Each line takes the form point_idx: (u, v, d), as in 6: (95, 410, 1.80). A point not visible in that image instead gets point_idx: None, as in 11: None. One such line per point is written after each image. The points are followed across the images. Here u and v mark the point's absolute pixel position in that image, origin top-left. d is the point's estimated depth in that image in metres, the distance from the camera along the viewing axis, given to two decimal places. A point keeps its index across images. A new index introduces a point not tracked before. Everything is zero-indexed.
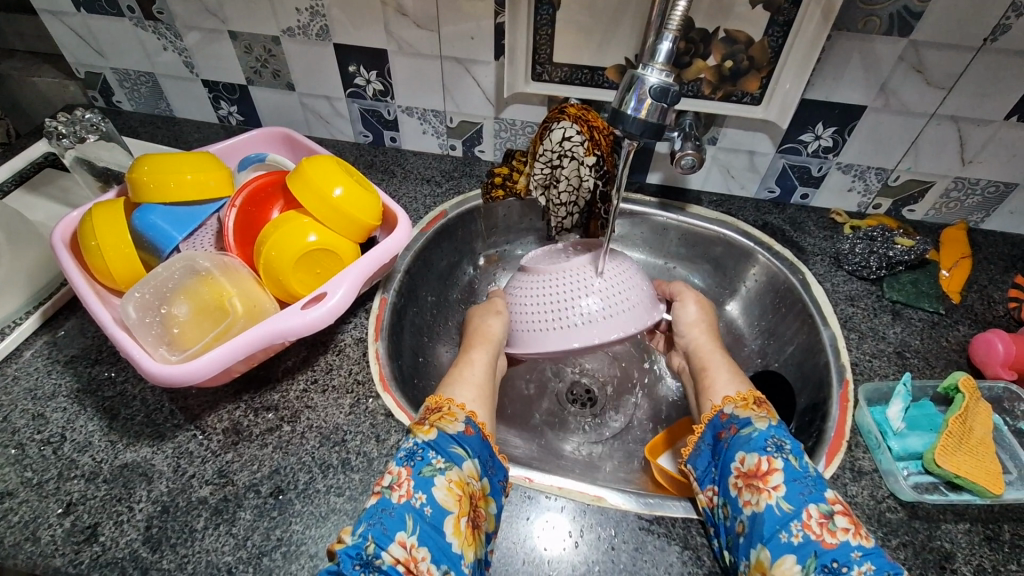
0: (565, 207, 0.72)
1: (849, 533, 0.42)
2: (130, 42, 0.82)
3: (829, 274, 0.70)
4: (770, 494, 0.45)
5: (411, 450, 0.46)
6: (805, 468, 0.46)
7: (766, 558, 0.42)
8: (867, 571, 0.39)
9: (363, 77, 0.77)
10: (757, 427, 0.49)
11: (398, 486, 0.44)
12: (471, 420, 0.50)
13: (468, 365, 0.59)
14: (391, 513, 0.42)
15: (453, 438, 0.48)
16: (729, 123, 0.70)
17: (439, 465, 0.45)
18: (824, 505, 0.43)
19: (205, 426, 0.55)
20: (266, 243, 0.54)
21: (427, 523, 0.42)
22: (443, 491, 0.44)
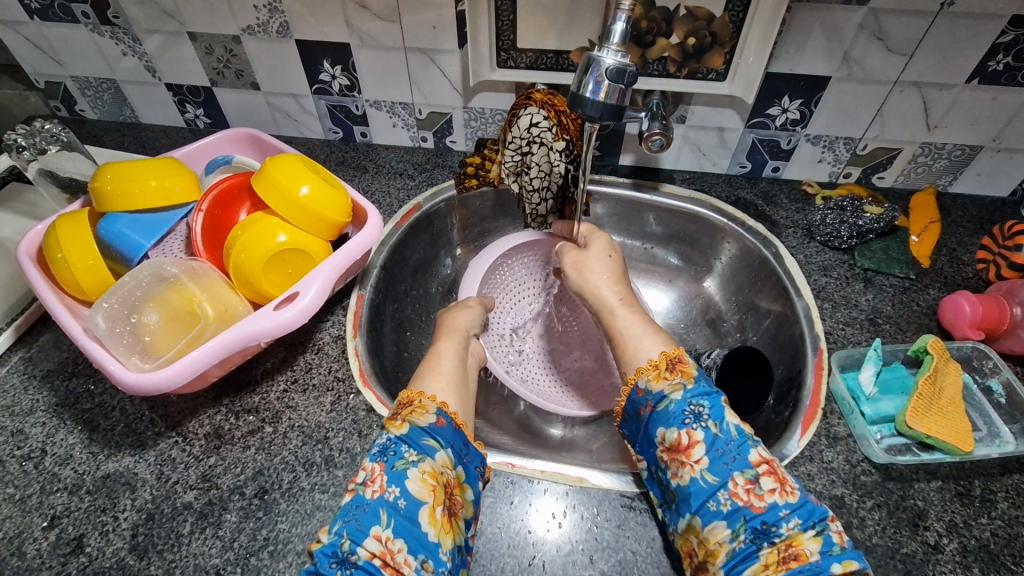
0: (538, 193, 0.72)
1: (776, 493, 0.42)
2: (87, 49, 0.81)
3: (801, 246, 0.70)
4: (693, 467, 0.45)
5: (384, 446, 0.46)
6: (726, 433, 0.45)
7: (698, 524, 0.44)
8: (795, 527, 0.41)
9: (328, 72, 0.76)
10: (672, 398, 0.48)
11: (372, 482, 0.44)
12: (442, 410, 0.49)
13: (435, 357, 0.57)
14: (365, 509, 0.42)
15: (425, 430, 0.47)
16: (696, 101, 0.70)
17: (412, 458, 0.45)
18: (749, 469, 0.44)
19: (187, 432, 0.55)
20: (234, 246, 0.54)
21: (401, 515, 0.42)
22: (417, 483, 0.43)
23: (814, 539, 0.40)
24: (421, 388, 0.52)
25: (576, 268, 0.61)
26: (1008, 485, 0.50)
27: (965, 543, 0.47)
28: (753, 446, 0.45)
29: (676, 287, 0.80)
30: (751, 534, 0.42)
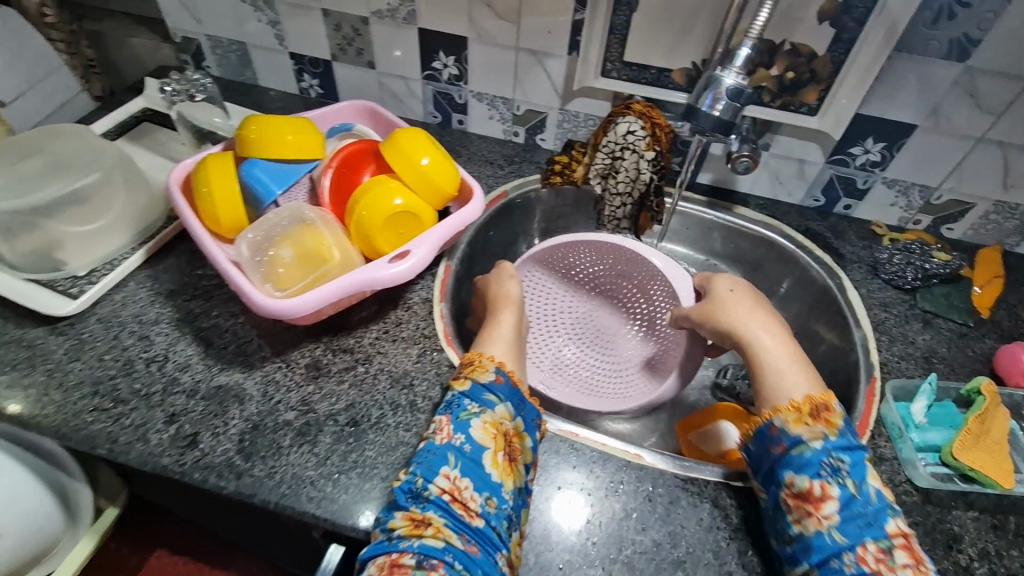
0: (620, 197, 0.78)
1: (909, 569, 0.44)
2: (228, 13, 0.89)
3: (865, 280, 0.74)
4: (821, 521, 0.47)
5: (450, 401, 0.54)
6: (866, 499, 0.47)
7: None
8: None
9: (442, 61, 0.83)
10: (811, 446, 0.50)
11: (440, 431, 0.51)
12: (501, 369, 0.56)
13: (495, 325, 0.63)
14: (435, 453, 0.50)
15: (485, 386, 0.54)
16: (784, 131, 0.74)
17: (474, 410, 0.52)
18: (883, 539, 0.46)
19: (290, 360, 0.62)
20: (358, 203, 0.61)
21: (467, 458, 0.49)
22: (480, 430, 0.51)
23: None
24: (482, 350, 0.60)
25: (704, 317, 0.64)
26: None
27: (995, 570, 0.50)
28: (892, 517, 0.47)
29: None
30: None
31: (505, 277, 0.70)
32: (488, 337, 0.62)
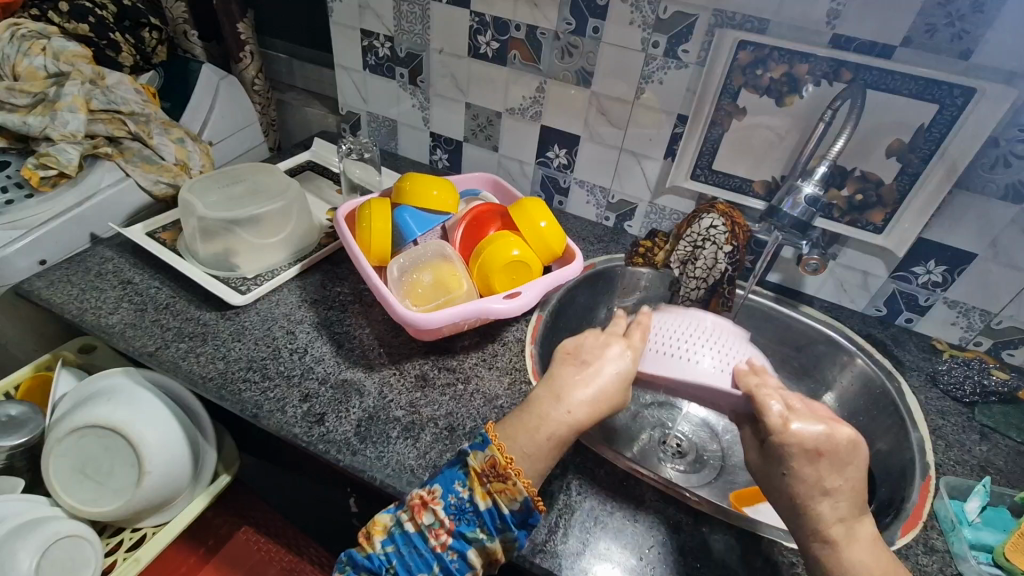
0: (696, 280, 0.87)
1: None
2: (390, 96, 1.12)
3: (923, 388, 0.79)
4: None
5: (461, 509, 0.52)
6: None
7: None
8: None
9: (556, 152, 1.01)
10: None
11: (435, 534, 0.52)
12: (530, 500, 0.52)
13: (540, 425, 0.54)
14: (421, 555, 0.52)
15: (501, 514, 0.52)
16: (851, 245, 0.84)
17: (481, 535, 0.52)
18: None
19: (403, 369, 0.73)
20: (484, 248, 0.75)
21: (448, 572, 0.52)
22: (475, 556, 0.52)
23: None
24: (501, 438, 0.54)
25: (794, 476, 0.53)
26: None
27: None
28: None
29: None
30: None
31: (571, 369, 0.57)
32: (520, 426, 0.55)
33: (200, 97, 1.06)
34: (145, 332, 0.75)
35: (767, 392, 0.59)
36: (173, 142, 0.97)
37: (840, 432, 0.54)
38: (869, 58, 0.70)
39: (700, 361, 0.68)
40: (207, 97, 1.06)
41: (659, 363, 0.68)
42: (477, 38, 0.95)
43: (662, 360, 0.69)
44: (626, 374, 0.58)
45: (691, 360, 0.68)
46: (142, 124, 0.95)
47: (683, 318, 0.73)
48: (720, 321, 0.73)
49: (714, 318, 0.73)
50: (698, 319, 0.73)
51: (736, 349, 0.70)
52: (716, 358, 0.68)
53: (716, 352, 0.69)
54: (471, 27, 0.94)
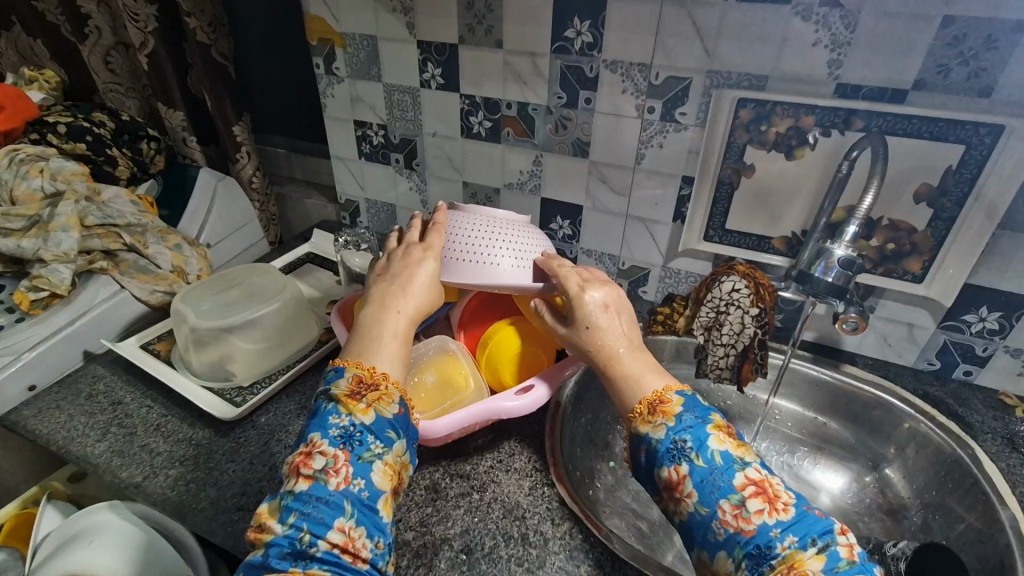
0: (724, 347, 0.81)
1: (764, 513, 0.44)
2: (386, 181, 1.10)
3: (1001, 453, 0.69)
4: (693, 504, 0.47)
5: (351, 432, 0.51)
6: (709, 463, 0.47)
7: (708, 556, 0.46)
8: (789, 545, 0.42)
9: (559, 224, 0.97)
10: (657, 438, 0.50)
11: (335, 472, 0.48)
12: (401, 401, 0.56)
13: (386, 340, 0.59)
14: (327, 500, 0.47)
15: (388, 421, 0.53)
16: (888, 296, 0.77)
17: (377, 450, 0.51)
18: (734, 495, 0.45)
19: (412, 481, 0.66)
20: (491, 339, 0.70)
21: (363, 504, 0.48)
22: (380, 475, 0.50)
23: (815, 557, 0.41)
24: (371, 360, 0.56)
25: (602, 316, 0.60)
26: None
27: None
28: (737, 470, 0.46)
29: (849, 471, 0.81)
30: (749, 561, 0.43)
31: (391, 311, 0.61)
32: (373, 345, 0.58)
33: (198, 201, 1.06)
34: (132, 460, 0.69)
35: (566, 272, 0.64)
36: (170, 249, 0.96)
37: (613, 291, 0.63)
38: (880, 104, 0.66)
39: (504, 255, 0.67)
40: (205, 200, 1.07)
41: (452, 274, 0.67)
42: (469, 119, 0.94)
43: (460, 267, 0.67)
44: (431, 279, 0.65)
45: (468, 259, 0.67)
46: (138, 235, 0.94)
47: (474, 215, 0.71)
48: (515, 218, 0.73)
49: (509, 214, 0.73)
50: (488, 218, 0.72)
51: (524, 240, 0.70)
52: (516, 253, 0.68)
53: (513, 250, 0.68)
54: (461, 109, 0.93)
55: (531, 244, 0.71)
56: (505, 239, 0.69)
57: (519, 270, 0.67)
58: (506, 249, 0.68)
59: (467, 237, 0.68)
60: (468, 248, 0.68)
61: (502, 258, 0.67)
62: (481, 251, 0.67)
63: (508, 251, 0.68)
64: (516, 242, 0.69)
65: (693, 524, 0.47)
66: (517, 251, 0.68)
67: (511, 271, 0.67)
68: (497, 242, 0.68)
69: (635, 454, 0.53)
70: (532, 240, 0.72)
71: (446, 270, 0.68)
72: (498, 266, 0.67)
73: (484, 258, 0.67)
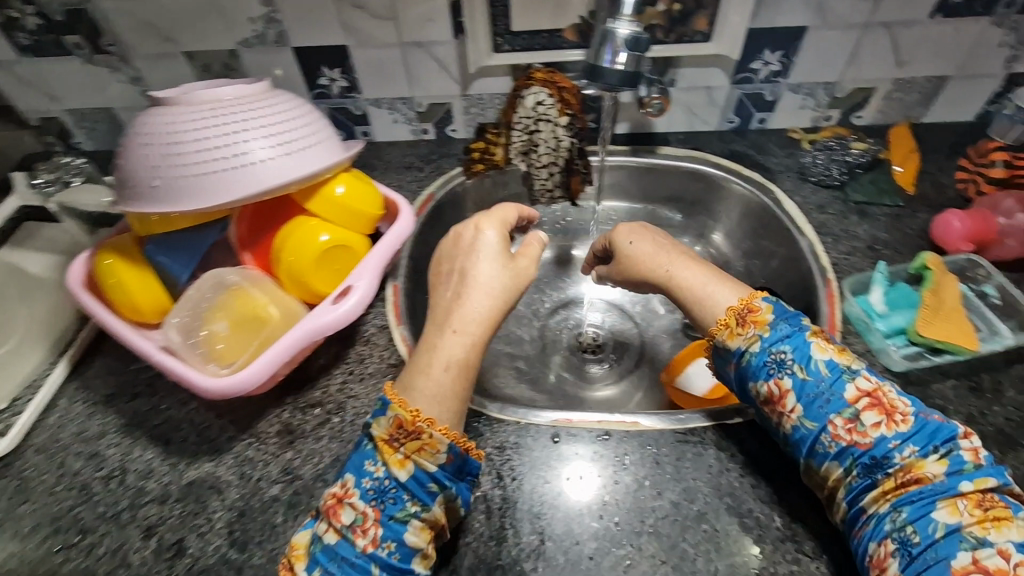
0: (546, 168, 0.76)
1: (881, 426, 0.45)
2: (78, 79, 0.80)
3: (797, 187, 0.75)
4: (791, 417, 0.48)
5: (387, 488, 0.46)
6: (815, 375, 0.48)
7: (812, 464, 0.47)
8: (910, 455, 0.44)
9: (329, 76, 0.78)
10: (751, 351, 0.50)
11: (363, 532, 0.45)
12: (454, 445, 0.47)
13: (431, 354, 0.50)
14: (354, 564, 0.44)
15: (431, 475, 0.46)
16: (685, 64, 0.74)
17: (412, 509, 0.46)
18: (846, 410, 0.46)
19: (259, 433, 0.58)
20: (282, 249, 0.57)
21: (394, 569, 0.44)
22: (416, 535, 0.45)
23: (937, 462, 0.43)
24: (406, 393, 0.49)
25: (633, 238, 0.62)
26: (1010, 374, 0.56)
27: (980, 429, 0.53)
28: (848, 383, 0.47)
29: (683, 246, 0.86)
30: (863, 470, 0.45)
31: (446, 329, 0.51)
32: (421, 374, 0.50)
33: None
34: None
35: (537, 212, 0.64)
36: None
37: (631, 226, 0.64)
38: None
39: (254, 150, 0.53)
40: None
41: (200, 193, 0.52)
42: None
43: (209, 183, 0.52)
44: (500, 250, 0.55)
45: (211, 171, 0.52)
46: None
47: (187, 108, 0.53)
48: (244, 92, 0.56)
49: (234, 90, 0.56)
50: (210, 103, 0.54)
51: (271, 119, 0.55)
52: (271, 140, 0.54)
53: (264, 135, 0.54)
54: None
55: (284, 119, 0.56)
56: (247, 126, 0.53)
57: (287, 156, 0.54)
58: (254, 137, 0.53)
59: (196, 139, 0.52)
60: (206, 155, 0.52)
61: (256, 151, 0.53)
62: (224, 152, 0.52)
63: (259, 139, 0.53)
64: (262, 124, 0.54)
65: (798, 437, 0.48)
66: (271, 135, 0.54)
67: (276, 163, 0.54)
68: (237, 135, 0.53)
69: (722, 366, 0.54)
70: (283, 113, 0.57)
71: (190, 195, 0.52)
72: (258, 164, 0.53)
73: (234, 159, 0.52)
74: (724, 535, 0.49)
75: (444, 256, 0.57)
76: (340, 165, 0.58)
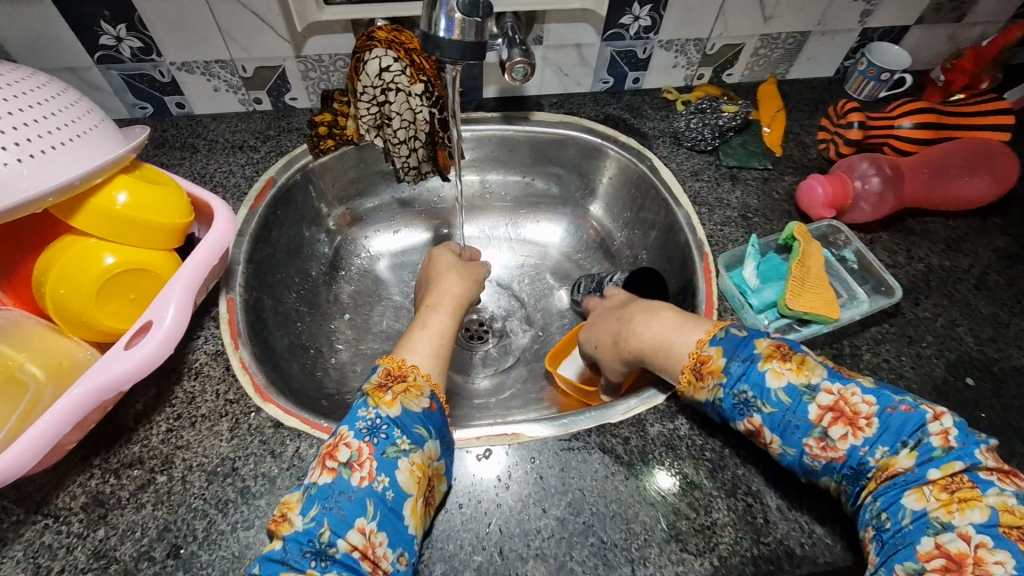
0: (406, 145, 0.65)
1: (849, 436, 0.43)
2: None
3: (672, 154, 0.72)
4: (773, 446, 0.46)
5: (376, 425, 0.45)
6: (778, 406, 0.45)
7: (810, 480, 0.46)
8: (882, 456, 0.42)
9: (111, 34, 0.61)
10: (717, 401, 0.48)
11: (358, 466, 0.43)
12: (434, 395, 0.49)
13: (421, 327, 0.57)
14: (351, 497, 0.42)
15: (416, 416, 0.46)
16: (549, 18, 0.66)
17: (404, 446, 0.45)
18: (815, 429, 0.44)
19: (58, 511, 0.46)
20: (46, 280, 0.44)
21: (388, 507, 0.42)
22: (406, 474, 0.44)
23: (907, 456, 0.42)
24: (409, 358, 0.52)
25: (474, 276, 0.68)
26: (867, 337, 0.58)
27: None
28: (809, 405, 0.44)
29: (564, 219, 0.81)
30: (848, 478, 0.44)
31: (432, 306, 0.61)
32: (404, 345, 0.54)
33: None
34: None
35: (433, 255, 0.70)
36: None
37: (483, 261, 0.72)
38: None
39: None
40: None
41: None
42: None
43: None
44: (456, 259, 0.69)
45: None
46: None
47: None
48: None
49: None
50: None
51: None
52: (5, 140, 0.40)
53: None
54: None
55: (24, 110, 0.42)
56: None
57: (36, 160, 0.41)
58: None
59: None
60: None
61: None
62: None
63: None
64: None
65: (787, 464, 0.46)
66: (6, 132, 0.40)
67: (19, 169, 0.40)
68: None
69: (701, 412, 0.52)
70: (23, 102, 0.43)
71: None
72: None
73: None
74: (612, 546, 0.47)
75: (425, 273, 0.69)
76: (117, 164, 0.45)
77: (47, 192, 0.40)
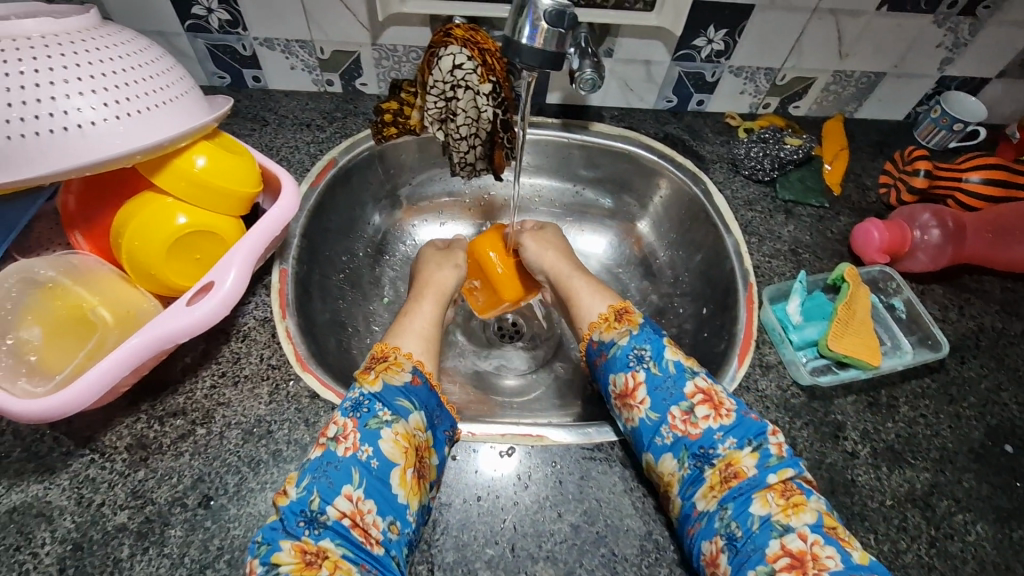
0: (466, 141, 0.65)
1: (710, 419, 0.47)
2: None
3: (728, 180, 0.72)
4: (639, 408, 0.50)
5: (358, 402, 0.47)
6: (664, 372, 0.50)
7: (652, 460, 0.48)
8: (729, 446, 0.46)
9: (203, 5, 0.64)
10: (620, 345, 0.54)
11: (344, 439, 0.45)
12: (417, 370, 0.51)
13: (414, 315, 0.60)
14: (336, 467, 0.44)
15: (399, 389, 0.48)
16: (623, 33, 0.67)
17: (385, 418, 0.46)
18: (684, 402, 0.49)
19: (104, 448, 0.48)
20: (124, 232, 0.47)
21: (373, 476, 0.44)
22: (390, 443, 0.45)
23: (750, 455, 0.46)
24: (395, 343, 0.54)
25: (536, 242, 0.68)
26: (908, 390, 0.57)
27: (875, 447, 0.53)
28: (688, 379, 0.50)
29: (609, 231, 0.81)
30: (693, 460, 0.47)
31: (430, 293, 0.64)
32: (395, 331, 0.57)
33: None
34: None
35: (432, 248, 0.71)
36: None
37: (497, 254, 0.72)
38: None
39: (72, 112, 0.42)
40: None
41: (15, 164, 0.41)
42: None
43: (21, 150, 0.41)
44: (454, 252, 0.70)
45: (11, 137, 0.40)
46: None
47: None
48: (53, 27, 0.43)
49: (37, 23, 0.42)
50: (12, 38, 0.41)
51: (95, 67, 0.43)
52: (104, 97, 0.43)
53: (95, 89, 0.42)
54: None
55: (123, 67, 0.45)
56: (69, 75, 0.42)
57: (129, 119, 0.43)
58: (80, 91, 0.42)
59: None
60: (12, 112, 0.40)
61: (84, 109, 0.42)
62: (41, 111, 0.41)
63: (88, 94, 0.42)
64: (90, 73, 0.43)
65: (641, 431, 0.49)
66: (105, 89, 0.43)
67: (114, 126, 0.43)
68: (55, 88, 0.41)
69: (594, 359, 0.57)
70: (123, 59, 0.45)
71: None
72: (89, 127, 0.42)
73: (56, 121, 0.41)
74: (621, 560, 0.47)
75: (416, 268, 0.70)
76: (201, 130, 0.48)
77: (135, 150, 0.43)
